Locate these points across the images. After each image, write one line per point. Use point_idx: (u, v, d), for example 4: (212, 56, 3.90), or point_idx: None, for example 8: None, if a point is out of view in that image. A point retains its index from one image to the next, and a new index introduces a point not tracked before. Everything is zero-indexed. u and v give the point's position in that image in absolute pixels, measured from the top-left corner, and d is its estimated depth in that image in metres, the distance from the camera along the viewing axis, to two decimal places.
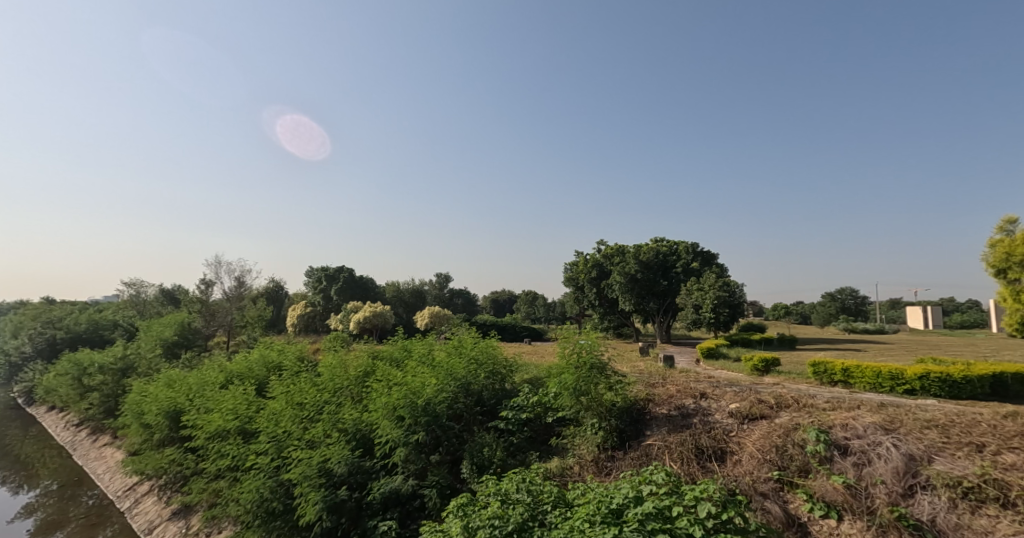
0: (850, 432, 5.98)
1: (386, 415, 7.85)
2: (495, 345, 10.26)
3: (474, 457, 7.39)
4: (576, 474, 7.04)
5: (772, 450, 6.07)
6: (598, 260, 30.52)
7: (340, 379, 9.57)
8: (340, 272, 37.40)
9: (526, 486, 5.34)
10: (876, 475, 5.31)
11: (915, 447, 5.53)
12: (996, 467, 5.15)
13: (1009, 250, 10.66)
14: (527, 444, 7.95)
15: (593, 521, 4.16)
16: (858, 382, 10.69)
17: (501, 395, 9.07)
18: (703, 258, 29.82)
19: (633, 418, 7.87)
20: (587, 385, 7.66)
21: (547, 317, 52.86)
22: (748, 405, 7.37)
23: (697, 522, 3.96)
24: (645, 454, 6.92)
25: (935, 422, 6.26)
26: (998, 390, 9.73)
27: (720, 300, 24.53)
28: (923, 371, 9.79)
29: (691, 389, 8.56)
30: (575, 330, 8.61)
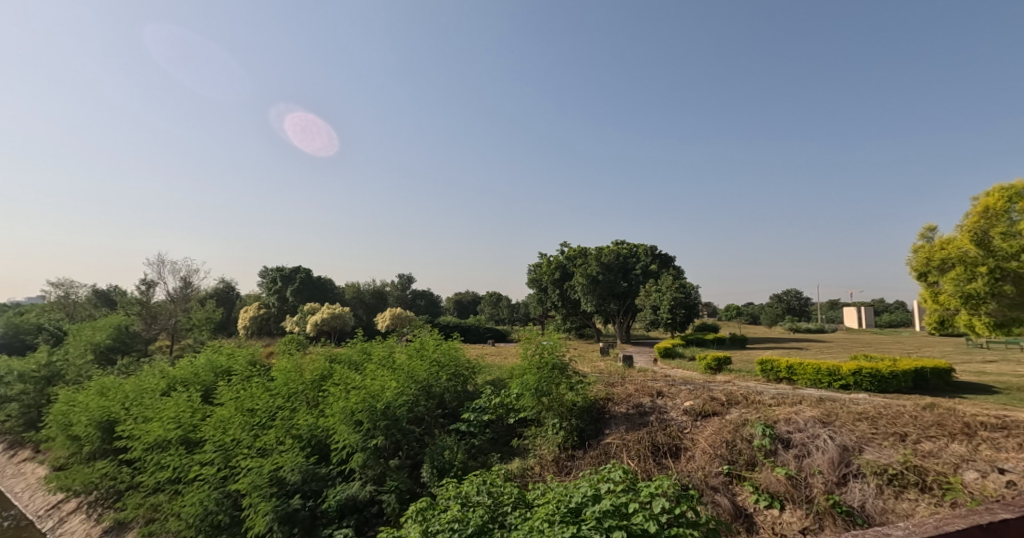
0: (792, 426, 6.34)
1: (343, 420, 7.63)
2: (457, 347, 10.21)
3: (435, 460, 7.27)
4: (537, 474, 7.05)
5: (722, 445, 6.34)
6: (561, 262, 30.99)
7: (295, 383, 9.24)
8: (296, 272, 36.17)
9: (487, 488, 5.31)
10: (814, 465, 5.65)
11: (848, 439, 5.92)
12: (916, 454, 5.58)
13: (929, 257, 11.38)
14: (488, 446, 7.93)
15: (552, 520, 4.18)
16: (800, 378, 11.35)
17: (463, 397, 9.04)
18: (661, 260, 31.04)
19: (593, 418, 8.02)
20: (548, 385, 7.77)
21: (510, 319, 52.99)
22: (701, 403, 7.68)
23: (652, 517, 4.05)
24: (604, 453, 7.04)
25: (865, 414, 6.73)
26: (921, 384, 10.55)
27: (677, 301, 25.42)
28: (856, 367, 10.50)
29: (649, 388, 8.83)
30: (538, 330, 8.70)
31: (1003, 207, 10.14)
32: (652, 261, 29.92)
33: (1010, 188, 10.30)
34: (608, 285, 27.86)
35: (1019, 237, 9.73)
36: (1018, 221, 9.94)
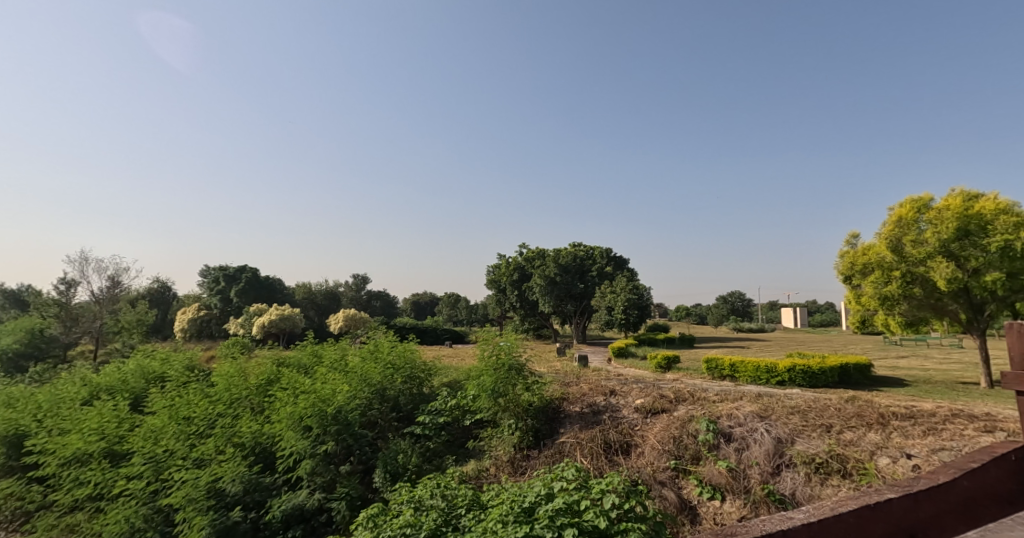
0: (733, 421, 6.74)
1: (291, 426, 7.37)
2: (413, 349, 10.11)
3: (388, 465, 7.15)
4: (492, 475, 7.06)
5: (670, 441, 6.64)
6: (520, 263, 31.26)
7: (238, 389, 8.84)
8: (242, 271, 34.50)
9: (441, 491, 5.29)
10: (752, 457, 6.02)
11: (782, 431, 6.35)
12: (839, 443, 6.06)
13: (854, 262, 12.19)
14: (444, 449, 7.86)
15: (506, 521, 4.24)
16: (743, 375, 12.01)
17: (418, 400, 8.98)
18: (616, 263, 32.03)
19: (549, 418, 8.16)
20: (505, 386, 7.89)
21: (468, 319, 52.78)
22: (651, 401, 8.00)
23: (603, 513, 4.18)
24: (558, 452, 7.16)
25: (797, 408, 7.26)
26: (847, 379, 11.42)
27: (630, 303, 26.20)
28: (790, 364, 11.26)
29: (602, 387, 9.12)
30: (495, 331, 8.77)
31: (914, 217, 11.15)
32: (607, 263, 30.73)
33: (919, 200, 11.34)
34: (565, 286, 28.31)
35: (928, 243, 10.75)
36: (926, 230, 10.98)
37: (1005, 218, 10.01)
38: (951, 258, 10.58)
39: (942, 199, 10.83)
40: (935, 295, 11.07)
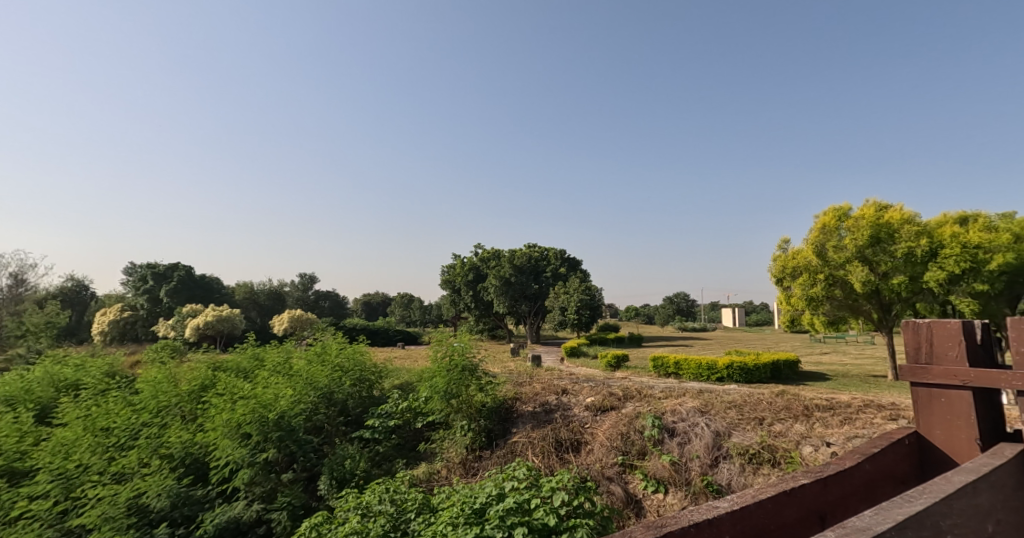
0: (676, 417, 7.04)
1: (227, 434, 6.97)
2: (363, 351, 9.85)
3: (334, 471, 6.89)
4: (443, 477, 6.95)
5: (618, 437, 6.83)
6: (475, 263, 31.18)
7: (167, 396, 8.26)
8: (174, 270, 32.26)
9: (389, 496, 5.16)
10: (693, 451, 6.29)
11: (720, 425, 6.69)
12: (770, 435, 6.45)
13: (784, 266, 13.01)
14: (394, 452, 7.68)
15: (456, 523, 4.22)
16: (686, 372, 12.56)
17: (367, 403, 8.80)
18: (569, 265, 32.73)
19: (501, 418, 8.19)
20: (458, 387, 7.86)
21: (421, 320, 52.02)
22: (601, 399, 8.21)
23: (552, 510, 4.24)
24: (510, 451, 7.18)
25: (733, 403, 7.68)
26: (778, 375, 12.18)
27: (583, 303, 26.77)
28: (729, 361, 11.91)
29: (554, 386, 9.27)
30: (449, 332, 8.69)
31: (835, 224, 12.11)
32: (561, 265, 31.28)
33: (839, 209, 12.38)
34: (519, 286, 28.49)
35: (846, 248, 11.66)
36: (845, 236, 11.94)
37: (910, 227, 11.14)
38: (865, 262, 11.56)
39: (859, 209, 11.86)
40: (853, 297, 12.04)
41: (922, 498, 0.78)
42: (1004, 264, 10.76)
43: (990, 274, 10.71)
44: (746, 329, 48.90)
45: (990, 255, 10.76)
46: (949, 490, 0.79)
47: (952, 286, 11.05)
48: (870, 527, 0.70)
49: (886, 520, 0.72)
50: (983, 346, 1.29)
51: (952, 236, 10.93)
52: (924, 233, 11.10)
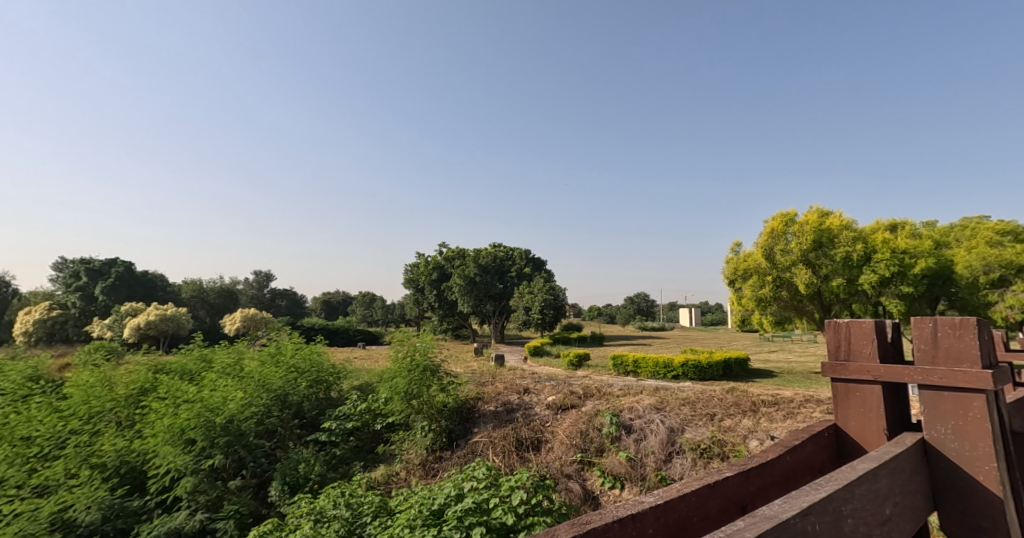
0: (634, 414, 7.23)
1: (169, 440, 6.58)
2: (321, 351, 9.60)
3: (287, 476, 6.62)
4: (402, 479, 6.83)
5: (577, 435, 6.95)
6: (439, 262, 30.79)
7: (101, 400, 7.75)
8: (110, 266, 30.31)
9: (345, 500, 5.03)
10: (648, 447, 6.46)
11: (675, 421, 6.91)
12: (721, 430, 6.69)
13: (736, 268, 13.56)
14: (351, 455, 7.52)
15: (413, 525, 4.16)
16: (644, 370, 12.88)
17: (324, 404, 8.62)
18: (534, 264, 33.14)
19: (463, 418, 8.18)
20: (418, 388, 7.76)
21: (383, 319, 50.99)
22: (561, 397, 8.32)
23: (511, 509, 4.24)
24: (471, 451, 7.16)
25: (687, 400, 7.96)
26: (729, 372, 12.68)
27: (547, 303, 27.06)
28: (684, 360, 12.31)
29: (516, 386, 9.34)
30: (411, 332, 8.52)
31: (782, 229, 12.76)
32: (525, 264, 31.57)
33: (786, 215, 13.06)
34: (484, 286, 28.37)
35: (792, 252, 12.31)
36: (791, 240, 12.60)
37: (847, 233, 11.95)
38: (808, 266, 12.18)
39: (803, 214, 12.56)
40: (798, 297, 12.70)
41: (825, 487, 0.81)
42: (925, 269, 11.70)
43: (914, 277, 11.61)
44: (702, 328, 50.82)
45: (915, 260, 11.68)
46: (851, 477, 0.83)
47: (883, 287, 11.84)
48: (775, 514, 0.73)
49: (790, 508, 0.75)
50: (894, 345, 1.18)
51: (883, 242, 11.82)
52: (859, 238, 11.94)
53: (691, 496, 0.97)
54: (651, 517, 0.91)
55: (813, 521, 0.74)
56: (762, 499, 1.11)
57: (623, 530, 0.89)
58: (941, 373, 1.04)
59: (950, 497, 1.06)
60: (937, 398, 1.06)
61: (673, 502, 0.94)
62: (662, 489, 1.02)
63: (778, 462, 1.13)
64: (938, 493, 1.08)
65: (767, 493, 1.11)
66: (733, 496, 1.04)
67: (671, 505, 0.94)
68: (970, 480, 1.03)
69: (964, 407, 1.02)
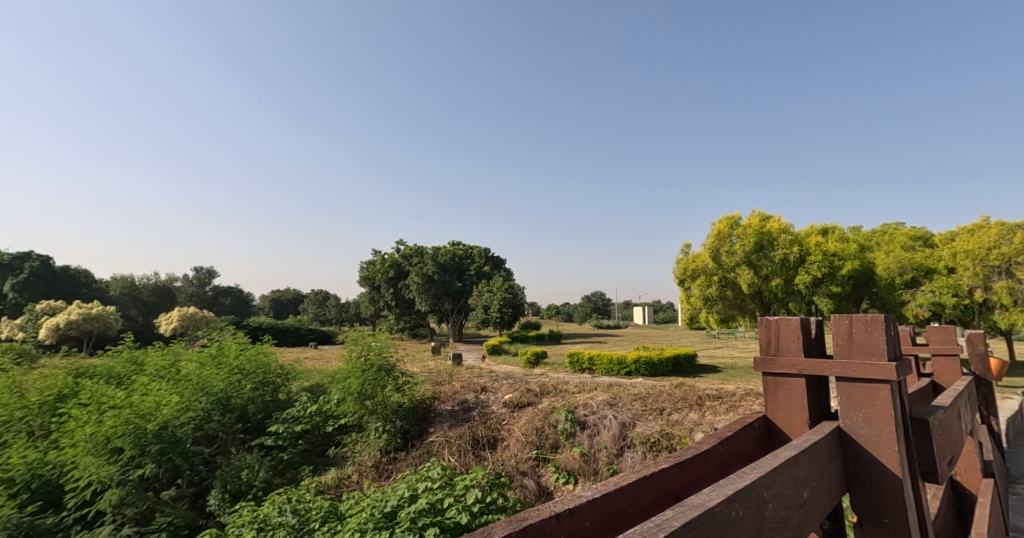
0: (588, 410, 7.39)
1: (91, 450, 6.08)
2: (269, 351, 9.22)
3: (228, 484, 6.30)
4: (354, 482, 6.65)
5: (533, 433, 7.01)
6: (397, 260, 30.21)
7: (12, 408, 7.09)
8: (24, 261, 27.81)
9: (291, 507, 4.85)
10: (601, 441, 6.61)
11: (627, 416, 7.10)
12: (669, 424, 6.94)
13: (685, 268, 14.10)
14: (300, 459, 7.24)
15: (364, 528, 4.05)
16: (599, 367, 13.17)
17: (271, 408, 8.30)
18: (493, 262, 33.23)
19: (418, 417, 8.10)
20: (372, 388, 7.60)
21: (337, 318, 49.49)
22: (518, 395, 8.38)
23: (465, 508, 4.22)
24: (426, 452, 7.08)
25: (639, 396, 8.22)
26: (679, 368, 13.18)
27: (505, 301, 27.14)
28: (637, 356, 12.69)
29: (473, 384, 9.32)
30: (366, 331, 8.27)
31: (727, 232, 13.39)
32: (484, 263, 31.61)
33: (731, 218, 13.72)
34: (442, 284, 28.09)
35: (736, 253, 12.95)
36: (735, 242, 13.24)
37: (785, 236, 12.69)
38: (750, 267, 12.84)
39: (747, 218, 13.23)
40: (741, 297, 13.36)
41: (749, 474, 0.87)
42: (852, 270, 12.62)
43: (842, 278, 12.50)
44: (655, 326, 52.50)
45: (842, 262, 12.57)
46: (773, 464, 0.89)
47: (815, 287, 12.68)
48: (702, 502, 0.76)
49: (716, 495, 0.79)
50: (818, 341, 1.27)
51: (817, 245, 12.64)
52: (796, 241, 12.71)
53: (628, 487, 1.00)
54: (588, 511, 0.93)
55: (736, 507, 0.79)
56: (696, 487, 1.15)
57: (561, 525, 0.90)
58: (854, 366, 1.13)
59: (861, 480, 1.15)
60: (852, 389, 1.15)
61: (610, 495, 0.96)
62: (600, 481, 1.05)
63: (712, 453, 1.18)
64: (851, 476, 1.16)
65: (701, 482, 1.16)
66: (668, 487, 1.08)
67: (608, 497, 0.96)
68: (876, 463, 1.12)
69: (873, 396, 1.11)
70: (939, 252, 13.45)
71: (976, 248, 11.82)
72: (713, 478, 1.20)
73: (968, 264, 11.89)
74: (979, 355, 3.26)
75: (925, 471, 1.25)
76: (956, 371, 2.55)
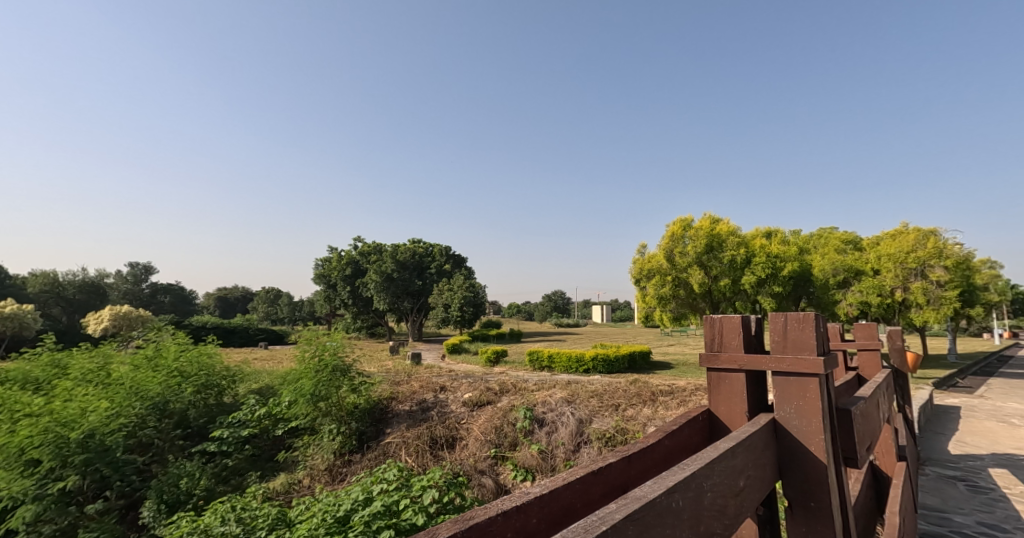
0: (546, 408, 7.46)
1: (4, 462, 5.58)
2: (213, 352, 8.76)
3: (164, 494, 5.94)
4: (306, 487, 6.43)
5: (492, 431, 7.01)
6: (354, 257, 29.40)
7: None
8: None
9: (236, 515, 4.62)
10: (559, 438, 6.70)
11: (584, 413, 7.22)
12: (624, 419, 7.10)
13: (641, 268, 14.49)
14: (247, 465, 6.94)
15: (315, 534, 3.92)
16: (558, 365, 13.34)
17: (215, 412, 7.93)
18: (454, 261, 33.00)
19: (375, 419, 7.94)
20: (327, 389, 7.38)
21: (290, 318, 47.64)
22: (478, 394, 8.35)
23: (422, 510, 4.16)
24: (382, 453, 6.93)
25: (596, 392, 8.38)
26: (634, 366, 13.53)
27: (466, 300, 26.99)
28: (594, 354, 12.93)
29: (432, 384, 9.20)
30: (321, 330, 7.93)
31: (680, 233, 13.87)
32: (445, 261, 31.34)
33: (684, 220, 14.23)
34: (401, 283, 27.57)
35: (688, 254, 13.45)
36: (688, 244, 13.75)
37: (733, 239, 13.29)
38: (701, 267, 13.37)
39: (698, 221, 13.76)
40: (693, 297, 13.88)
41: (690, 466, 0.90)
42: (792, 271, 13.38)
43: (784, 278, 13.24)
44: (614, 324, 53.71)
45: (784, 264, 13.30)
46: (712, 456, 0.92)
47: (759, 287, 13.35)
48: (644, 495, 0.79)
49: (659, 487, 0.82)
50: (757, 337, 1.34)
51: (761, 247, 13.32)
52: (742, 243, 13.35)
53: (576, 483, 1.01)
54: (535, 508, 0.93)
55: (677, 498, 0.81)
56: (643, 480, 1.19)
57: (509, 522, 0.90)
58: (788, 361, 1.19)
59: (792, 468, 1.21)
60: (785, 383, 1.22)
61: (558, 490, 0.97)
62: (549, 476, 1.06)
63: (658, 446, 1.22)
64: (783, 466, 1.23)
65: (646, 474, 1.20)
66: (615, 480, 1.10)
67: (555, 493, 0.97)
68: (805, 451, 1.19)
69: (803, 389, 1.18)
70: (867, 254, 14.49)
71: (898, 252, 12.82)
72: (659, 470, 1.24)
73: (890, 266, 12.88)
74: (897, 350, 3.55)
75: (848, 457, 1.34)
76: (877, 365, 2.77)
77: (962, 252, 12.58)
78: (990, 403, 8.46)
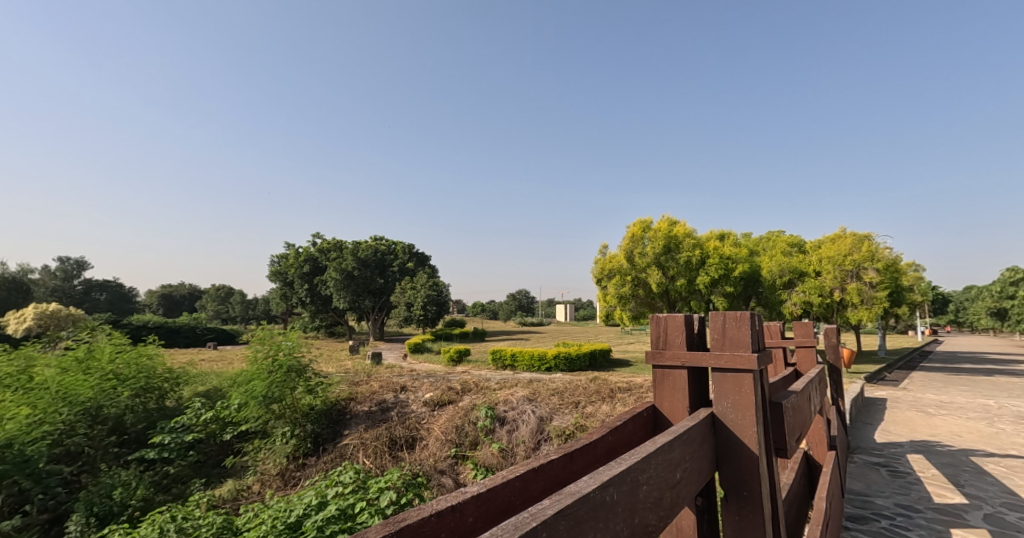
0: (508, 407, 7.47)
1: None
2: (155, 353, 8.25)
3: (93, 507, 5.52)
4: (256, 493, 6.16)
5: (453, 431, 6.97)
6: (312, 254, 28.42)
7: None
8: None
9: (179, 525, 4.38)
10: (519, 436, 6.73)
11: (545, 411, 7.28)
12: (583, 416, 7.20)
13: (602, 268, 14.75)
14: (190, 471, 6.57)
15: None
16: (520, 364, 13.38)
17: (156, 416, 7.50)
18: (417, 259, 32.59)
19: (332, 420, 7.74)
20: (281, 390, 7.12)
21: (241, 317, 45.49)
22: (439, 394, 8.26)
23: (378, 512, 4.06)
24: (338, 456, 6.76)
25: (557, 391, 8.47)
26: (595, 364, 13.75)
27: (429, 299, 26.65)
28: (556, 352, 13.04)
29: (393, 384, 9.03)
30: (274, 328, 7.51)
31: (640, 234, 14.19)
32: (408, 260, 30.85)
33: (644, 222, 14.57)
34: (362, 281, 26.90)
35: (647, 255, 13.80)
36: (647, 245, 14.10)
37: (690, 240, 13.74)
38: (659, 268, 13.78)
39: (657, 222, 14.14)
40: (651, 296, 14.25)
41: (627, 460, 0.92)
42: (743, 272, 14.00)
43: (734, 279, 13.86)
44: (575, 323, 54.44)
45: (735, 265, 13.89)
46: (648, 450, 0.94)
47: (713, 288, 13.87)
48: (578, 490, 0.80)
49: (593, 481, 0.83)
50: (698, 335, 1.38)
51: (715, 249, 13.84)
52: (698, 245, 13.82)
53: (515, 481, 1.01)
54: (471, 506, 0.93)
55: (610, 492, 0.83)
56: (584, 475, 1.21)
57: (443, 524, 0.88)
58: (725, 357, 1.25)
59: (727, 460, 1.26)
60: (723, 377, 1.27)
61: (495, 489, 0.97)
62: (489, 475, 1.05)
63: (601, 442, 1.25)
64: (719, 457, 1.28)
65: (588, 470, 1.22)
66: (555, 477, 1.12)
67: (493, 492, 0.96)
68: (739, 443, 1.25)
69: (739, 384, 1.23)
70: (810, 257, 15.36)
71: (837, 255, 13.67)
72: (600, 464, 1.26)
73: (830, 268, 13.71)
74: (832, 347, 3.78)
75: (779, 447, 1.41)
76: (812, 361, 2.94)
77: (891, 256, 13.58)
78: (913, 395, 9.15)
